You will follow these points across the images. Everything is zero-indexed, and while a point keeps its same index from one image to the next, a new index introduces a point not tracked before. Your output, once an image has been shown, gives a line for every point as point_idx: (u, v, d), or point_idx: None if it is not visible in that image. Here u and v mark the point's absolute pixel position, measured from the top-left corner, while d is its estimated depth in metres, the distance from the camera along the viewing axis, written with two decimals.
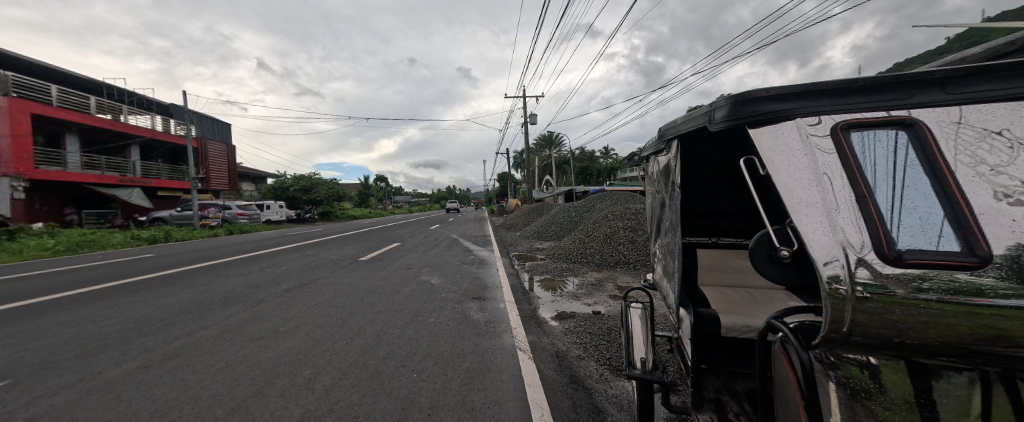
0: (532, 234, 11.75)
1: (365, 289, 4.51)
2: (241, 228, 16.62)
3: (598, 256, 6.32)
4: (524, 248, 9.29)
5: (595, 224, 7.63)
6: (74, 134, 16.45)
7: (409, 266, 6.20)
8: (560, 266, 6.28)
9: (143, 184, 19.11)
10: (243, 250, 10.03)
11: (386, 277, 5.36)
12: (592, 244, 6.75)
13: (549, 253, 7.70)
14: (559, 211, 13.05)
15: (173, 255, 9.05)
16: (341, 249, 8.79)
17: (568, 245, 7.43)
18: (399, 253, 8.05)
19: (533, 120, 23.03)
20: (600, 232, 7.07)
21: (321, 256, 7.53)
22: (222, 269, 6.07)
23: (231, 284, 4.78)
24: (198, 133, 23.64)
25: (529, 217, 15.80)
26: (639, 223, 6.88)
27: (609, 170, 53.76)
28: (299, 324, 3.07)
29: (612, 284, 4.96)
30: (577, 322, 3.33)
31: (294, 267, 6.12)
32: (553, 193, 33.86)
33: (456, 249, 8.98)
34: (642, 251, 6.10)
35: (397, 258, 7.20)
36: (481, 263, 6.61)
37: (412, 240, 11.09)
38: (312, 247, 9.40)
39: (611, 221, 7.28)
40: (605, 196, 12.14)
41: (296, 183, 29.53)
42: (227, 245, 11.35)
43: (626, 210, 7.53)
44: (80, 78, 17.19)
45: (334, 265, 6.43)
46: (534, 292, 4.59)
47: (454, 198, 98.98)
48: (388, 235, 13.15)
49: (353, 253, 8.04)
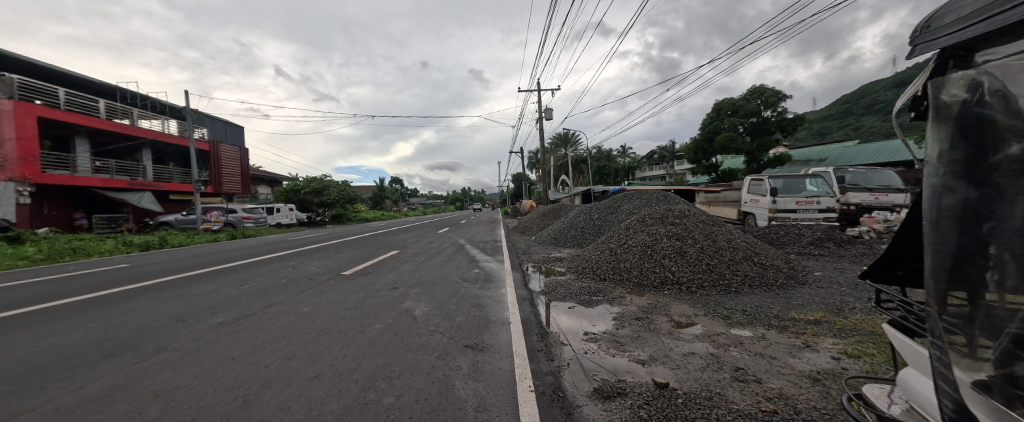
0: (549, 240, 10.42)
1: (322, 325, 3.27)
2: (244, 232, 16.08)
3: (637, 272, 4.89)
4: (539, 257, 7.90)
5: (628, 229, 6.21)
6: (85, 137, 16.61)
7: (396, 285, 4.95)
8: (587, 286, 4.88)
9: (154, 188, 19.18)
10: (231, 257, 9.24)
11: (361, 302, 4.14)
12: (627, 256, 5.34)
13: (573, 265, 6.32)
14: (577, 213, 11.65)
15: (155, 264, 8.32)
16: (330, 259, 7.73)
17: (596, 256, 6.02)
18: (392, 264, 6.92)
19: (547, 117, 21.82)
20: (634, 239, 5.65)
21: (302, 269, 6.47)
22: (179, 286, 5.12)
23: (158, 314, 3.68)
24: (210, 136, 23.70)
25: (544, 220, 14.38)
26: (687, 229, 5.40)
27: (626, 170, 51.78)
28: (164, 412, 1.82)
29: (664, 316, 3.51)
30: (632, 408, 1.93)
31: (261, 285, 5.06)
32: (569, 194, 32.59)
33: (460, 258, 7.77)
34: (697, 266, 4.62)
35: (387, 272, 6.01)
36: (485, 280, 5.29)
37: (414, 247, 10.03)
38: (301, 255, 8.42)
39: (649, 225, 5.83)
40: (632, 195, 10.61)
41: (307, 186, 29.31)
42: (220, 252, 10.64)
43: (666, 212, 6.04)
44: (90, 81, 17.30)
45: (308, 282, 5.31)
46: (554, 333, 3.20)
47: (468, 200, 98.98)
48: (391, 240, 12.16)
49: (340, 264, 6.93)
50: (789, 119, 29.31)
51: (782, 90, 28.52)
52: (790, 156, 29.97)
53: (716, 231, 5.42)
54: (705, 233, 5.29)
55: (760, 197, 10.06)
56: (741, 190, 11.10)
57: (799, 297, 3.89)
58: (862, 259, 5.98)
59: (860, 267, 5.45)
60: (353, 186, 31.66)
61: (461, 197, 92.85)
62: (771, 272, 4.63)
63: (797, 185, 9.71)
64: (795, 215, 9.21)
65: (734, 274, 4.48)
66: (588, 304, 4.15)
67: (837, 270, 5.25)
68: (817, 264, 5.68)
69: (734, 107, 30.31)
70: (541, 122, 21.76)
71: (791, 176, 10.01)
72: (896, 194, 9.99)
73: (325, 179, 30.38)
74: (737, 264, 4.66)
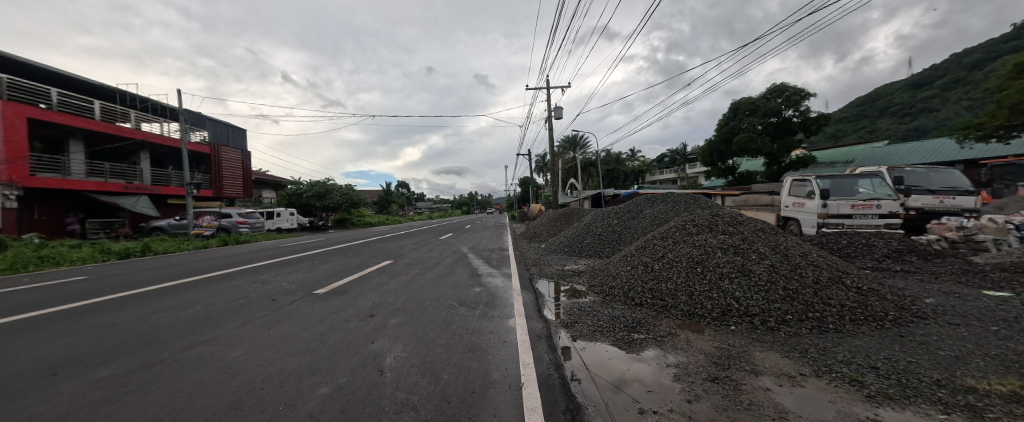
0: (561, 248, 9.34)
1: (237, 391, 2.12)
2: (236, 238, 15.33)
3: (685, 297, 3.74)
4: (552, 270, 6.74)
5: (663, 238, 5.05)
6: (79, 139, 16.42)
7: (372, 313, 3.81)
8: (621, 315, 3.70)
9: (151, 192, 19.02)
10: (208, 267, 8.38)
11: (316, 341, 2.99)
12: (668, 274, 4.19)
13: (596, 283, 5.17)
14: (592, 217, 10.58)
15: (119, 276, 7.36)
16: (311, 271, 6.65)
17: (625, 272, 4.86)
18: (380, 278, 5.87)
19: (555, 118, 20.95)
20: (675, 252, 4.49)
21: (272, 286, 5.39)
22: (107, 310, 4.08)
23: (28, 360, 2.62)
24: (211, 139, 23.38)
25: (555, 225, 13.21)
26: (746, 239, 4.21)
27: (637, 173, 50.68)
28: None
29: (751, 375, 2.30)
30: None
31: (204, 312, 3.97)
32: (578, 198, 31.69)
33: (461, 270, 6.71)
34: (772, 294, 3.41)
35: (370, 291, 4.89)
36: (488, 304, 4.14)
37: (411, 255, 9.05)
38: (280, 267, 7.35)
39: (693, 234, 4.66)
40: (655, 198, 9.50)
41: (309, 190, 28.74)
42: (201, 260, 9.72)
43: (713, 217, 4.87)
44: (90, 82, 17.31)
45: (266, 306, 4.22)
46: (589, 406, 1.98)
47: (475, 204, 98.60)
48: (389, 247, 11.25)
49: (319, 279, 5.86)
50: (812, 118, 27.77)
51: (804, 89, 27.08)
52: (813, 158, 28.33)
53: (783, 243, 4.22)
54: (771, 246, 4.08)
55: (805, 200, 8.75)
56: (781, 193, 9.81)
57: (941, 343, 2.67)
58: (966, 278, 4.66)
59: (974, 290, 4.16)
60: (358, 190, 30.99)
61: (468, 200, 91.93)
62: (874, 301, 3.39)
63: (850, 187, 8.39)
64: (851, 222, 7.90)
65: (825, 305, 3.27)
66: (628, 345, 2.95)
67: (948, 295, 3.98)
68: (914, 286, 4.39)
69: (752, 107, 28.92)
70: (550, 122, 20.75)
71: (840, 176, 8.71)
72: (965, 198, 8.57)
73: (328, 183, 29.85)
74: (826, 290, 3.45)
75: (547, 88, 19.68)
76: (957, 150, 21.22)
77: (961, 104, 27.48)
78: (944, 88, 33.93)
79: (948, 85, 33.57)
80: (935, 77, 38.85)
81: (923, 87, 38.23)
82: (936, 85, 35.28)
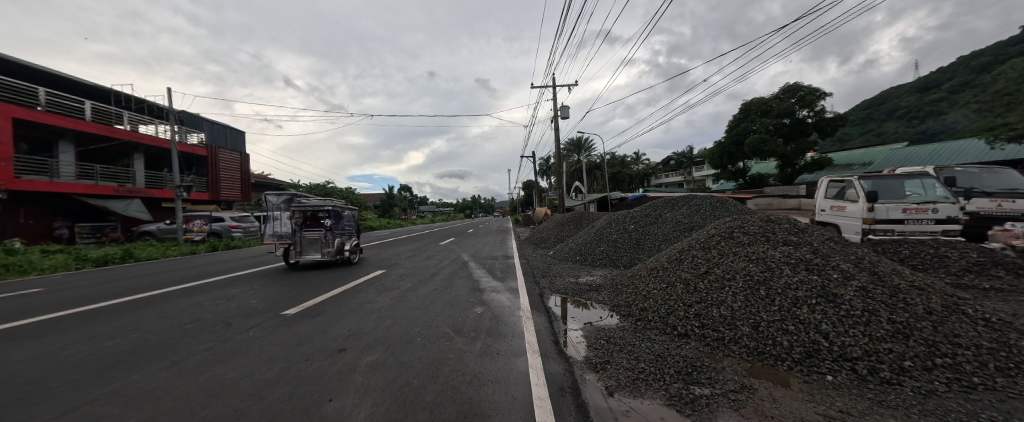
0: (572, 256, 8.53)
1: None
2: (227, 243, 14.57)
3: (749, 330, 2.84)
4: (564, 284, 5.85)
5: (702, 247, 4.18)
6: (69, 141, 16.11)
7: (343, 346, 2.98)
8: (663, 353, 2.80)
9: (145, 195, 18.54)
10: (183, 276, 7.65)
11: (252, 397, 2.12)
12: (718, 295, 3.31)
13: (620, 302, 4.27)
14: (604, 221, 9.74)
15: (80, 288, 6.54)
16: (290, 284, 5.82)
17: (657, 289, 3.97)
18: (365, 294, 5.05)
19: (561, 117, 20.24)
20: (723, 266, 3.61)
21: (237, 304, 4.56)
22: (23, 340, 3.30)
23: None
24: (208, 141, 22.96)
25: (563, 230, 12.32)
26: (818, 253, 3.32)
27: (642, 176, 50.03)
28: None
29: None
30: None
31: (133, 344, 3.13)
32: (584, 201, 30.92)
33: (461, 283, 5.91)
34: (873, 331, 2.49)
35: (350, 313, 4.04)
36: (491, 333, 3.30)
37: (407, 263, 8.28)
38: (259, 278, 6.50)
39: (744, 244, 3.77)
40: (676, 201, 8.62)
41: (309, 193, 28.13)
42: (181, 268, 8.95)
43: (766, 224, 3.98)
44: (82, 82, 16.95)
45: (218, 334, 3.40)
46: None
47: (478, 208, 98.21)
48: (385, 254, 10.49)
49: (295, 295, 5.02)
50: (827, 119, 26.81)
51: (818, 88, 26.19)
52: (829, 160, 27.27)
53: (865, 258, 3.32)
54: (851, 262, 3.19)
55: (846, 203, 7.84)
56: (817, 195, 8.92)
57: None
58: None
59: None
60: (358, 193, 30.38)
61: (471, 204, 91.72)
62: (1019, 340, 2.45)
63: (899, 189, 7.48)
64: (903, 228, 6.94)
65: (953, 345, 2.35)
66: (689, 405, 2.02)
67: None
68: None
69: (764, 107, 28.02)
70: (556, 122, 20.04)
71: (885, 178, 7.81)
72: None
73: (329, 185, 29.33)
74: (948, 324, 2.54)
75: (553, 87, 18.90)
76: (985, 152, 20.16)
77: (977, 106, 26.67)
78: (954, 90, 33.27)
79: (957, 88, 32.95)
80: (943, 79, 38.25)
81: (930, 90, 37.69)
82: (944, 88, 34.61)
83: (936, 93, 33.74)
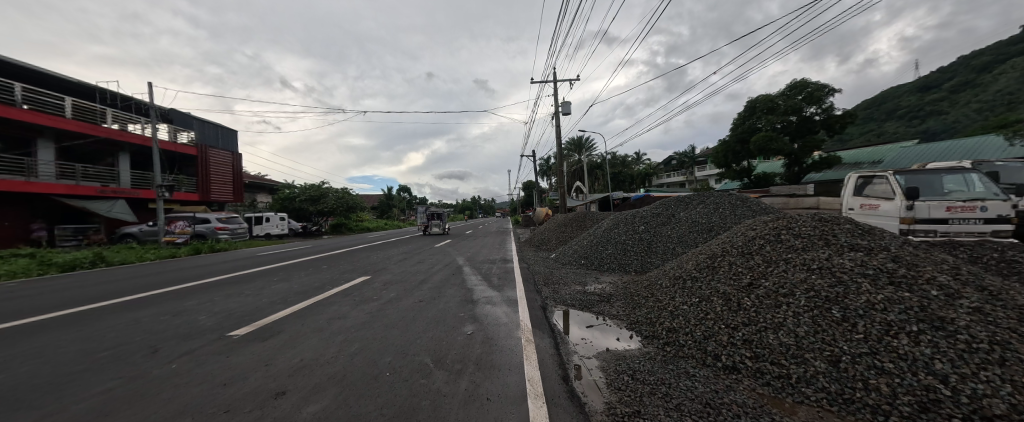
0: (577, 259, 7.82)
1: None
2: (212, 246, 13.86)
3: (826, 365, 2.07)
4: (569, 293, 5.11)
5: (741, 251, 3.45)
6: (49, 139, 15.47)
7: (283, 389, 2.23)
8: (712, 399, 2.03)
9: (130, 195, 17.87)
10: (144, 282, 6.87)
11: None
12: (772, 316, 2.56)
13: (641, 319, 3.52)
14: (610, 221, 9.05)
15: (28, 296, 5.80)
16: (257, 294, 5.09)
17: (688, 303, 3.22)
18: (337, 306, 4.33)
19: (562, 115, 19.53)
20: (775, 277, 2.87)
21: (181, 322, 3.79)
22: None
23: None
24: (198, 140, 22.29)
25: (566, 231, 11.57)
26: (900, 261, 2.57)
27: (643, 176, 49.44)
28: None
29: None
30: None
31: (11, 383, 2.38)
32: (585, 202, 30.23)
33: (451, 291, 5.20)
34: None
35: (310, 335, 3.28)
36: (482, 365, 2.57)
37: (396, 268, 7.56)
38: (225, 286, 5.72)
39: (798, 250, 3.04)
40: (690, 199, 7.91)
41: (303, 193, 27.43)
42: (148, 273, 8.17)
43: (820, 225, 3.25)
44: (63, 78, 16.31)
45: (135, 366, 2.66)
46: None
47: (478, 209, 97.55)
48: (374, 257, 9.76)
49: (255, 310, 4.25)
50: (835, 116, 26.10)
51: (827, 84, 25.51)
52: (837, 159, 26.54)
53: (962, 269, 2.56)
54: (949, 275, 2.42)
55: (879, 201, 7.12)
56: (844, 193, 8.21)
57: None
58: None
59: None
60: (354, 193, 29.67)
61: (470, 204, 91.23)
62: None
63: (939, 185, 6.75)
64: (946, 228, 6.19)
65: None
66: None
67: None
68: None
69: (771, 105, 27.30)
70: (557, 119, 19.33)
71: (922, 173, 7.08)
72: None
73: (324, 186, 28.65)
74: None
75: (554, 82, 18.15)
76: (1001, 149, 19.37)
77: (983, 105, 26.17)
78: (955, 91, 33.01)
79: (958, 88, 32.61)
80: (945, 79, 38.05)
81: (932, 90, 37.50)
82: (945, 87, 34.29)
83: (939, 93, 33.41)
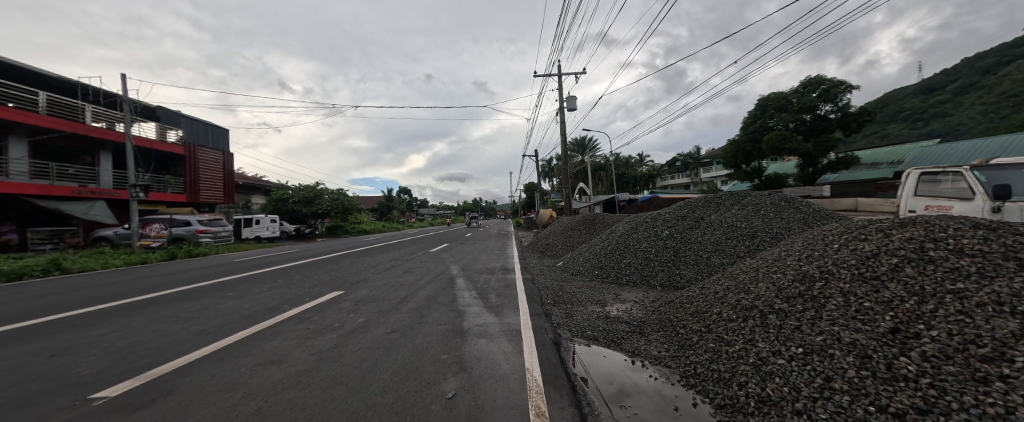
0: (592, 267, 6.71)
1: None
2: (189, 250, 12.80)
3: None
4: (587, 318, 3.97)
5: (856, 273, 2.27)
6: (21, 136, 14.55)
7: None
8: None
9: (109, 197, 16.93)
10: (77, 296, 5.74)
11: None
12: (980, 400, 1.33)
13: (704, 372, 2.34)
14: (626, 223, 7.97)
15: None
16: (190, 319, 3.98)
17: (789, 357, 2.02)
18: (279, 342, 3.19)
19: (567, 111, 18.45)
20: (949, 326, 1.67)
21: (46, 370, 2.66)
22: None
23: None
24: (187, 139, 21.40)
25: (574, 235, 10.47)
26: None
27: (647, 177, 48.36)
28: None
29: None
30: None
31: None
32: (590, 203, 29.20)
33: (439, 315, 4.09)
34: None
35: (208, 401, 2.14)
36: None
37: (379, 279, 6.42)
38: (162, 306, 4.61)
39: (974, 278, 1.84)
40: (721, 199, 6.86)
41: (297, 194, 26.44)
42: (92, 284, 7.05)
43: (993, 240, 2.05)
44: (41, 73, 15.46)
45: None
46: None
47: (478, 210, 96.31)
48: (359, 265, 8.65)
49: (164, 349, 3.10)
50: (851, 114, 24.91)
51: (844, 80, 24.34)
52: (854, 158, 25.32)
53: None
54: None
55: (953, 203, 5.96)
56: (901, 194, 7.04)
57: None
58: None
59: None
60: (349, 194, 28.68)
61: (470, 206, 90.29)
62: None
63: None
64: None
65: None
66: None
67: None
68: None
69: (784, 102, 26.19)
70: (562, 115, 18.21)
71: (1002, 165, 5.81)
72: None
73: (319, 187, 27.66)
74: None
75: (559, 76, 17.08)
76: None
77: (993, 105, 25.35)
78: (963, 90, 32.32)
79: (960, 91, 32.06)
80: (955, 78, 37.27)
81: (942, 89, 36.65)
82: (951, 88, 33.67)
83: (953, 92, 32.45)
